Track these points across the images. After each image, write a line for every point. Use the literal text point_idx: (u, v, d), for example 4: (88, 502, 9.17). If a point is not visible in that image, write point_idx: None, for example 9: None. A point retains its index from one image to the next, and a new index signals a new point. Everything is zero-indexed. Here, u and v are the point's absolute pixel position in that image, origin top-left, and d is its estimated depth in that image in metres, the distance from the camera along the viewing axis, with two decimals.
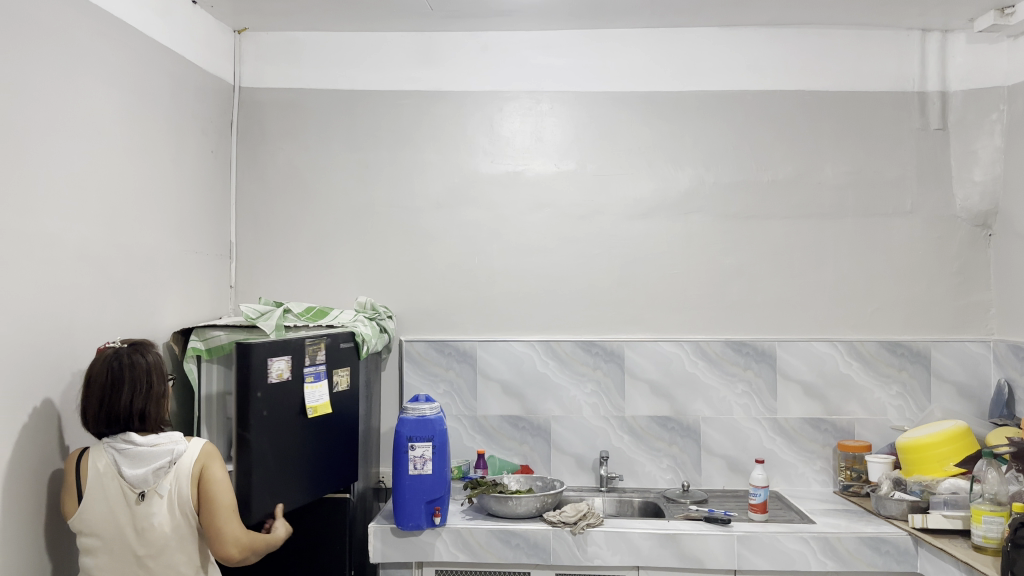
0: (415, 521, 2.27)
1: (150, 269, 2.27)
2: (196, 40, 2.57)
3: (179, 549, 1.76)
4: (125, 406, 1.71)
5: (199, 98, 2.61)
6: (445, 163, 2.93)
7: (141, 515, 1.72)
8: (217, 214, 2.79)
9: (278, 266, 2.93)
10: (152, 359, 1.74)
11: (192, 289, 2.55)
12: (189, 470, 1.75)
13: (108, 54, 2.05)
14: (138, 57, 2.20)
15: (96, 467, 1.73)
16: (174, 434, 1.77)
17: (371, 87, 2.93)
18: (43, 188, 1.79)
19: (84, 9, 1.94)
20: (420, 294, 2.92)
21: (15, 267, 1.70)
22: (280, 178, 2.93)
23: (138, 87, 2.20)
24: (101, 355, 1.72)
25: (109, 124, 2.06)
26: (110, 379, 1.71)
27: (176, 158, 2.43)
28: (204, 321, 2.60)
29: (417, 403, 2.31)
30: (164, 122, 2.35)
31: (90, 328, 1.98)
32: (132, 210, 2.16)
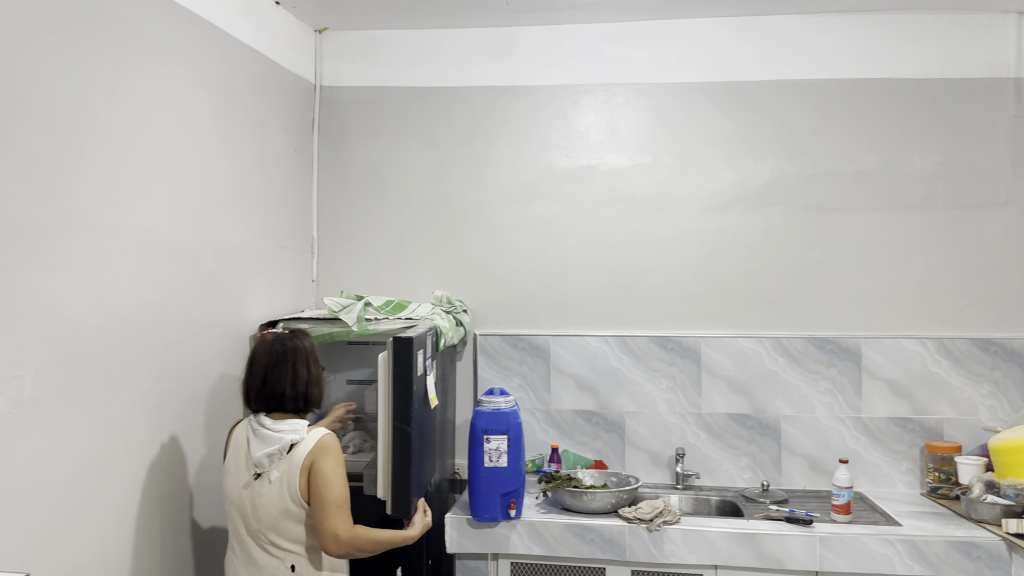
0: (491, 513, 2.28)
1: (237, 263, 2.35)
2: (279, 41, 2.65)
3: (286, 531, 1.84)
4: (288, 389, 1.86)
5: (283, 97, 2.68)
6: (520, 158, 2.93)
7: (257, 493, 1.84)
8: (299, 210, 2.86)
9: (358, 260, 2.99)
10: (307, 344, 1.88)
11: (276, 282, 2.63)
12: (298, 461, 1.78)
13: (197, 55, 2.13)
14: (226, 58, 2.28)
15: (238, 439, 1.91)
16: (300, 423, 1.85)
17: (447, 84, 2.97)
18: (137, 184, 1.87)
19: (175, 13, 2.02)
20: (495, 288, 2.93)
21: (113, 260, 1.78)
22: (359, 175, 2.99)
23: (225, 87, 2.28)
24: (263, 339, 1.86)
25: (199, 123, 2.14)
26: (274, 360, 1.86)
27: (260, 155, 2.50)
28: (287, 314, 2.68)
29: (493, 397, 2.33)
30: (250, 121, 2.43)
31: (182, 319, 2.06)
32: (220, 207, 2.25)
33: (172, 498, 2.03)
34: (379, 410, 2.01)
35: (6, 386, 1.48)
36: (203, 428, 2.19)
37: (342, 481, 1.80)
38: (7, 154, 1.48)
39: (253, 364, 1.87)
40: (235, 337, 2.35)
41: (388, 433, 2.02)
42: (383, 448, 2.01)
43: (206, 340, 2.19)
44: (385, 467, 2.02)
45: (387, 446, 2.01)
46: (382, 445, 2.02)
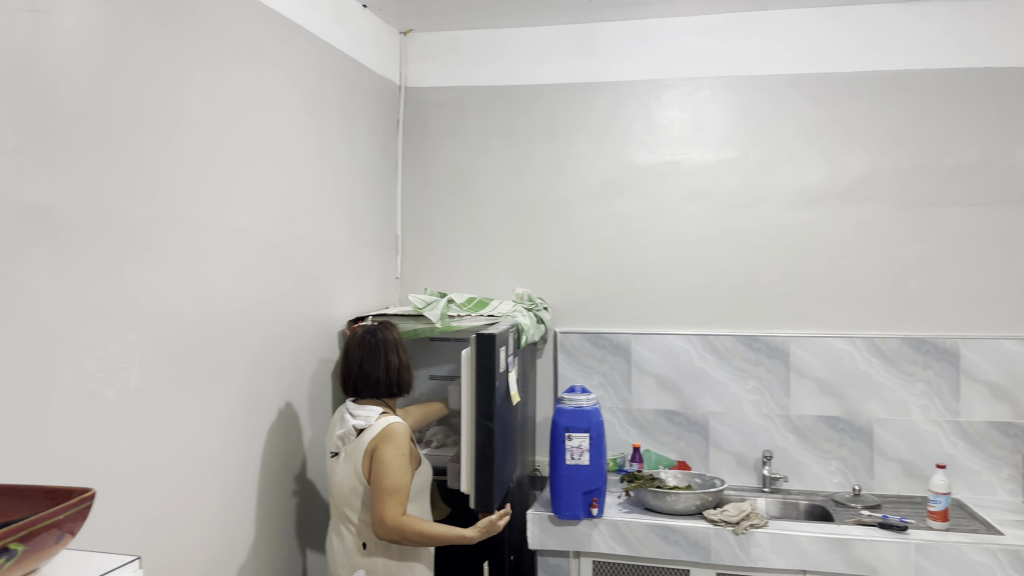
0: (573, 510, 2.28)
1: (326, 260, 2.41)
2: (366, 44, 2.71)
3: (355, 508, 1.99)
4: (381, 374, 2.02)
5: (369, 98, 2.74)
6: (602, 155, 2.91)
7: (335, 469, 2.01)
8: (385, 209, 2.92)
9: (441, 258, 3.03)
10: (396, 335, 2.05)
11: (362, 280, 2.68)
12: (363, 444, 1.92)
13: (289, 59, 2.19)
14: (316, 61, 2.34)
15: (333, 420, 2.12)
16: (374, 410, 1.99)
17: (530, 82, 2.97)
18: (233, 185, 1.94)
19: (269, 18, 2.09)
20: (577, 286, 2.92)
21: (211, 257, 1.86)
22: (443, 173, 3.03)
23: (315, 89, 2.34)
24: (355, 334, 2.04)
25: (290, 124, 2.20)
26: (367, 351, 2.03)
27: (348, 156, 2.56)
28: (373, 310, 2.73)
29: (575, 394, 2.33)
30: (338, 121, 2.49)
31: (274, 315, 2.13)
32: (311, 206, 2.31)
33: (264, 487, 2.10)
34: (463, 409, 2.03)
35: (114, 377, 1.56)
36: (294, 420, 2.26)
37: (399, 470, 1.87)
38: (116, 157, 1.57)
39: (349, 357, 2.05)
40: (324, 333, 2.41)
41: (471, 429, 2.04)
42: (468, 444, 2.04)
43: (297, 335, 2.26)
44: (469, 463, 2.04)
45: (472, 442, 2.04)
46: (466, 441, 2.04)
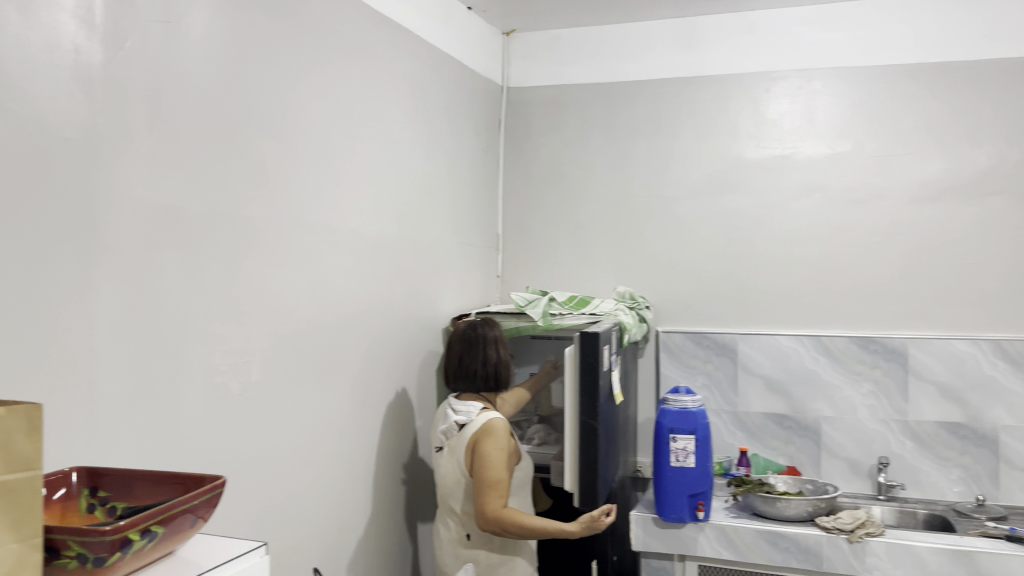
0: (678, 513, 2.24)
1: (432, 259, 2.45)
2: (471, 45, 2.74)
3: (460, 503, 2.02)
4: (480, 369, 2.05)
5: (473, 98, 2.77)
6: (707, 151, 2.86)
7: (439, 464, 2.05)
8: (487, 208, 2.95)
9: (542, 256, 3.04)
10: (498, 333, 2.07)
11: (466, 278, 2.72)
12: (465, 439, 1.94)
13: (398, 62, 2.24)
14: (423, 64, 2.38)
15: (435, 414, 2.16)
16: (474, 405, 2.01)
17: (633, 78, 2.94)
18: (346, 185, 2.00)
19: (379, 23, 2.14)
20: (680, 284, 2.88)
21: (326, 256, 1.92)
22: (544, 172, 3.04)
23: (422, 91, 2.38)
24: (457, 330, 2.09)
25: (399, 126, 2.25)
26: (465, 345, 2.07)
27: (452, 155, 2.60)
28: (476, 308, 2.77)
29: (679, 395, 2.28)
30: (444, 122, 2.53)
31: (384, 312, 2.18)
32: (418, 205, 2.36)
33: (373, 480, 2.16)
34: (566, 410, 2.02)
35: (239, 370, 1.64)
36: (400, 414, 2.31)
37: (500, 464, 1.88)
38: (239, 160, 1.64)
39: (451, 353, 2.10)
40: (429, 330, 2.46)
41: (574, 428, 2.03)
42: (571, 445, 2.03)
43: (404, 331, 2.31)
44: (573, 464, 2.03)
45: (576, 442, 2.03)
46: (569, 442, 2.03)
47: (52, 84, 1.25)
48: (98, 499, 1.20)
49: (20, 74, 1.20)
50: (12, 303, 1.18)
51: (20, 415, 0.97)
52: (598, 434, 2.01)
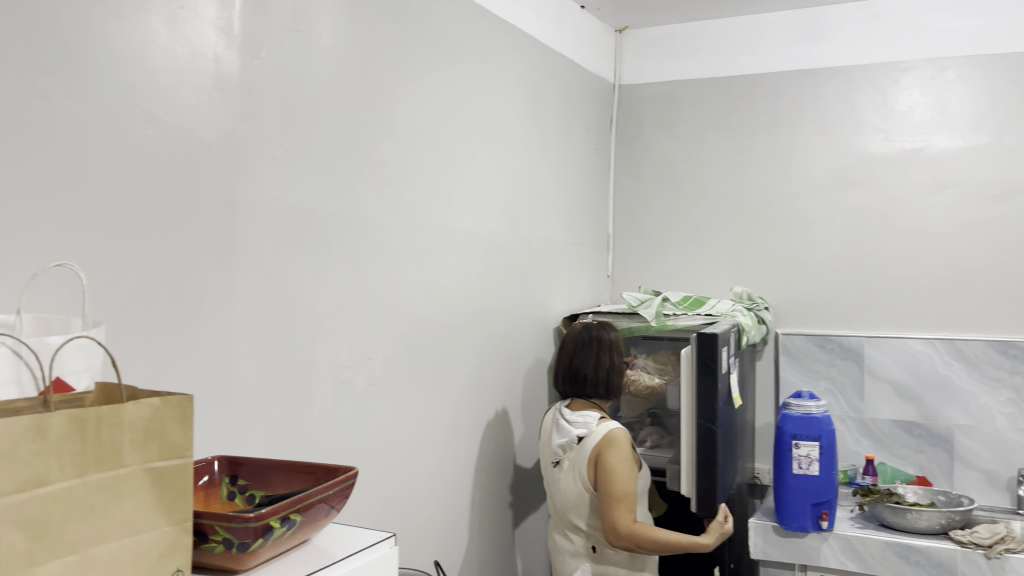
0: (800, 522, 2.17)
1: (544, 258, 2.46)
2: (584, 43, 2.74)
3: (585, 515, 2.01)
4: (593, 373, 2.04)
5: (585, 97, 2.77)
6: (830, 145, 2.75)
7: (557, 478, 2.04)
8: (599, 207, 2.94)
9: (654, 254, 3.00)
10: (614, 335, 2.06)
11: (577, 277, 2.72)
12: (586, 452, 1.93)
13: (513, 63, 2.26)
14: (537, 63, 2.40)
15: (545, 426, 2.15)
16: (592, 415, 1.99)
17: (749, 72, 2.86)
18: (463, 186, 2.03)
19: (495, 24, 2.16)
20: (800, 284, 2.78)
21: (444, 255, 1.96)
22: (657, 170, 3.00)
23: (536, 91, 2.39)
24: (571, 330, 2.11)
25: (513, 126, 2.27)
26: (577, 347, 2.08)
27: (565, 154, 2.60)
28: (587, 308, 2.76)
29: (802, 400, 2.20)
30: (557, 121, 2.53)
31: (498, 311, 2.21)
32: (532, 205, 2.37)
33: (486, 476, 2.19)
34: (683, 406, 1.99)
35: (361, 366, 1.70)
36: (513, 412, 2.34)
37: (626, 477, 1.88)
38: (362, 163, 1.70)
39: (562, 353, 2.12)
40: (541, 329, 2.47)
41: (690, 430, 1.99)
42: (688, 442, 2.00)
43: (518, 330, 2.32)
44: (690, 462, 2.00)
45: (693, 442, 1.99)
46: (686, 440, 2.00)
47: (196, 92, 1.34)
48: (237, 487, 1.28)
49: (169, 86, 1.30)
50: (161, 301, 1.28)
51: (174, 405, 1.06)
52: (717, 438, 1.96)
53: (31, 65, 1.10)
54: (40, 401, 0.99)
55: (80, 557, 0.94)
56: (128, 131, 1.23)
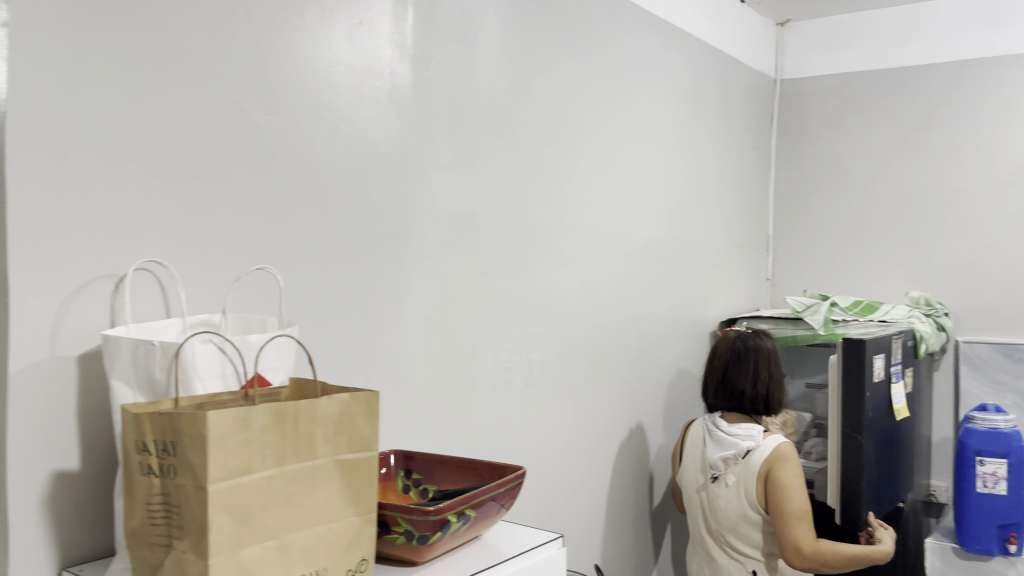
0: (984, 545, 2.04)
1: (703, 261, 2.42)
2: (743, 39, 2.67)
3: (747, 535, 1.94)
4: (747, 387, 1.98)
5: (745, 95, 2.70)
6: (1020, 137, 2.53)
7: (716, 494, 1.97)
8: (759, 206, 2.86)
9: (819, 256, 2.89)
10: (769, 344, 2.00)
11: (737, 280, 2.65)
12: (755, 468, 1.86)
13: (672, 62, 2.23)
14: (697, 61, 2.36)
15: (693, 440, 2.10)
16: (755, 429, 1.91)
17: (924, 62, 2.69)
18: (621, 188, 2.03)
19: (655, 24, 2.15)
20: (984, 289, 2.59)
21: (603, 257, 1.97)
22: (821, 168, 2.89)
23: (695, 89, 2.36)
24: (724, 340, 2.07)
25: (672, 126, 2.25)
26: (733, 358, 2.03)
27: (724, 153, 2.54)
28: (747, 312, 2.69)
29: (988, 415, 2.08)
30: (716, 120, 2.48)
31: (656, 314, 2.19)
32: (690, 206, 2.34)
33: (642, 480, 2.18)
34: (829, 417, 1.94)
35: (522, 368, 1.74)
36: (670, 416, 2.31)
37: (801, 491, 1.82)
38: (523, 167, 1.74)
39: (714, 363, 2.08)
40: (700, 333, 2.43)
41: (836, 439, 1.95)
42: (835, 455, 1.95)
43: (675, 333, 2.30)
44: (836, 474, 1.96)
45: (839, 453, 1.94)
46: (832, 448, 1.96)
47: (374, 105, 1.46)
48: (412, 481, 1.34)
49: (349, 99, 1.42)
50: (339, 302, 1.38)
51: (361, 400, 1.11)
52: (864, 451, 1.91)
53: (230, 85, 1.27)
54: (241, 395, 1.10)
55: (279, 541, 1.01)
56: (311, 141, 1.37)
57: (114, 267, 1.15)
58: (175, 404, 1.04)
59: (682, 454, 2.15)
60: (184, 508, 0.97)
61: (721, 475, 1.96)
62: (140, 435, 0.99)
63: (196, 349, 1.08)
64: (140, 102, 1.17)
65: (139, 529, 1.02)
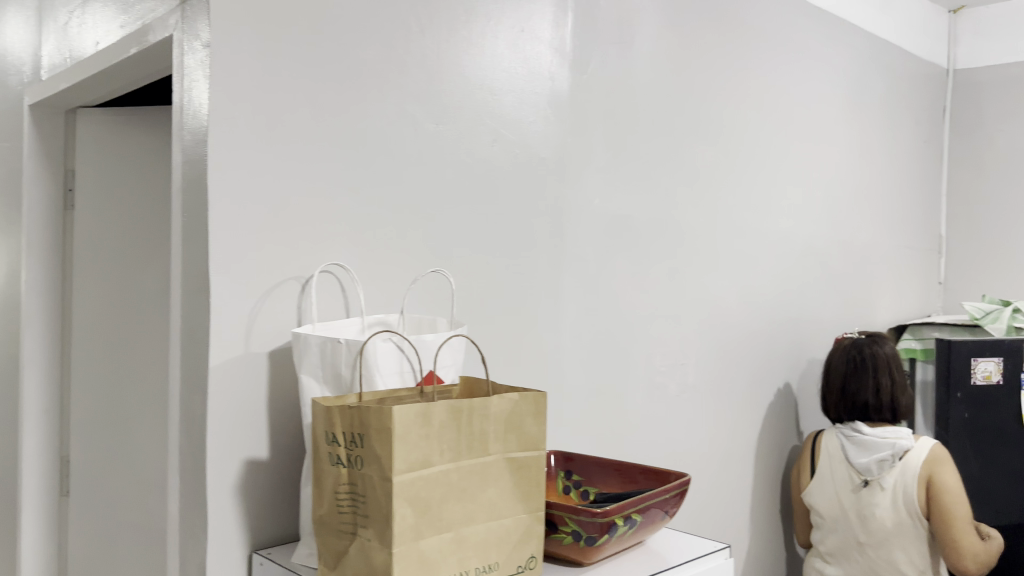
0: None
1: (870, 263, 2.32)
2: (912, 28, 2.52)
3: (906, 545, 1.82)
4: (870, 397, 1.91)
5: (915, 87, 2.56)
6: None
7: (868, 503, 1.84)
8: (931, 206, 2.71)
9: (999, 258, 2.72)
10: (889, 350, 1.95)
11: (906, 283, 2.52)
12: (915, 470, 1.79)
13: (836, 56, 2.15)
14: (862, 54, 2.26)
15: (825, 450, 1.95)
16: (903, 430, 1.84)
17: None
18: (779, 189, 1.98)
19: (818, 18, 2.08)
20: None
21: (761, 260, 1.92)
22: (1000, 165, 2.72)
23: (860, 84, 2.26)
24: (836, 353, 1.99)
25: (835, 123, 2.16)
26: (848, 371, 1.95)
27: (892, 150, 2.42)
28: (917, 318, 2.55)
29: None
30: (883, 115, 2.37)
31: (817, 319, 2.12)
32: (856, 206, 2.25)
33: None
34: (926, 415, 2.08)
35: (678, 372, 1.72)
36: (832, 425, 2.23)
37: (962, 495, 1.79)
38: (679, 169, 1.72)
39: (828, 377, 2.00)
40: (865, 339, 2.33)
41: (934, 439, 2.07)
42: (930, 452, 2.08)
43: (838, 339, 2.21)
44: None
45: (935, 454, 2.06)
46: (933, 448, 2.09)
47: (534, 110, 1.49)
48: (572, 482, 1.36)
49: (511, 105, 1.46)
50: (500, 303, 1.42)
51: (530, 400, 1.13)
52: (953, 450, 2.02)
53: (403, 96, 1.33)
54: (416, 392, 1.17)
55: (455, 534, 1.05)
56: (476, 147, 1.42)
57: (300, 269, 1.23)
58: (359, 398, 1.10)
59: (805, 469, 1.99)
60: (369, 497, 1.02)
61: (871, 481, 1.84)
62: (331, 425, 1.06)
63: (378, 347, 1.14)
64: (322, 115, 1.24)
65: (326, 516, 1.08)
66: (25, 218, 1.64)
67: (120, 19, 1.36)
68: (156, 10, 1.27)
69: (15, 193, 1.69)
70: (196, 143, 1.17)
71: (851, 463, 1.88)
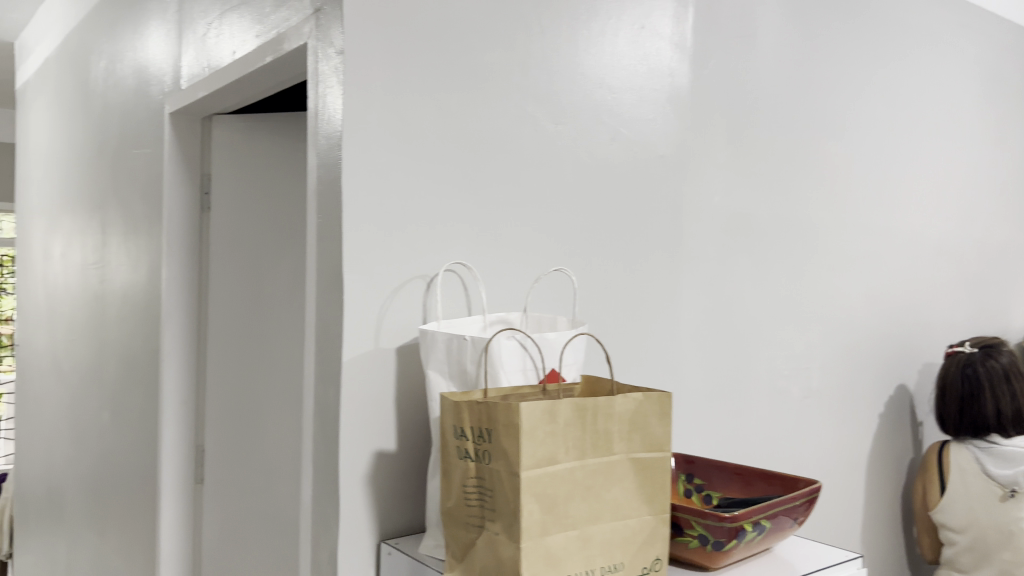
0: None
1: (1004, 263, 2.20)
2: None
3: None
4: (991, 415, 1.82)
5: None
6: None
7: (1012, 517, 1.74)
8: None
9: None
10: (1005, 361, 1.84)
11: None
12: None
13: (968, 45, 2.05)
14: (997, 43, 2.14)
15: (958, 464, 1.85)
16: None
17: None
18: (905, 185, 1.90)
19: (949, 6, 1.99)
20: None
21: (885, 260, 1.86)
22: None
23: (995, 74, 2.14)
24: (948, 377, 1.90)
25: (967, 115, 2.06)
26: (964, 395, 1.86)
27: None
28: None
29: None
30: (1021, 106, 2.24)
31: (946, 322, 2.03)
32: (990, 203, 2.13)
33: None
34: None
35: (799, 376, 1.69)
36: None
37: None
38: (799, 166, 1.69)
39: (942, 401, 1.92)
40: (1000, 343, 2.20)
41: None
42: None
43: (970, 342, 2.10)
44: None
45: None
46: None
47: (653, 107, 1.48)
48: (694, 485, 1.34)
49: (630, 103, 1.45)
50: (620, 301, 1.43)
51: (655, 401, 1.11)
52: None
53: (525, 97, 1.34)
54: (539, 389, 1.17)
55: (580, 532, 1.05)
56: (596, 146, 1.42)
57: (427, 267, 1.27)
58: (485, 394, 1.12)
59: (934, 483, 1.88)
60: (497, 491, 1.03)
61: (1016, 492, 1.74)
62: (459, 420, 1.09)
63: (503, 344, 1.16)
64: (447, 117, 1.27)
65: (454, 508, 1.10)
66: (167, 217, 1.74)
67: (255, 29, 1.42)
68: (290, 18, 1.32)
69: (157, 196, 1.80)
70: (331, 147, 1.22)
71: (991, 476, 1.78)
